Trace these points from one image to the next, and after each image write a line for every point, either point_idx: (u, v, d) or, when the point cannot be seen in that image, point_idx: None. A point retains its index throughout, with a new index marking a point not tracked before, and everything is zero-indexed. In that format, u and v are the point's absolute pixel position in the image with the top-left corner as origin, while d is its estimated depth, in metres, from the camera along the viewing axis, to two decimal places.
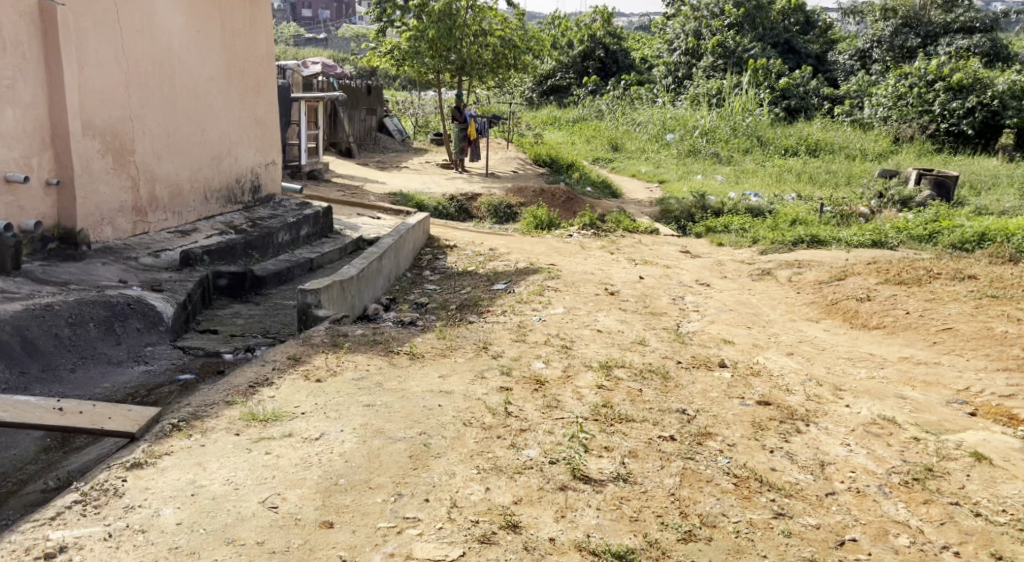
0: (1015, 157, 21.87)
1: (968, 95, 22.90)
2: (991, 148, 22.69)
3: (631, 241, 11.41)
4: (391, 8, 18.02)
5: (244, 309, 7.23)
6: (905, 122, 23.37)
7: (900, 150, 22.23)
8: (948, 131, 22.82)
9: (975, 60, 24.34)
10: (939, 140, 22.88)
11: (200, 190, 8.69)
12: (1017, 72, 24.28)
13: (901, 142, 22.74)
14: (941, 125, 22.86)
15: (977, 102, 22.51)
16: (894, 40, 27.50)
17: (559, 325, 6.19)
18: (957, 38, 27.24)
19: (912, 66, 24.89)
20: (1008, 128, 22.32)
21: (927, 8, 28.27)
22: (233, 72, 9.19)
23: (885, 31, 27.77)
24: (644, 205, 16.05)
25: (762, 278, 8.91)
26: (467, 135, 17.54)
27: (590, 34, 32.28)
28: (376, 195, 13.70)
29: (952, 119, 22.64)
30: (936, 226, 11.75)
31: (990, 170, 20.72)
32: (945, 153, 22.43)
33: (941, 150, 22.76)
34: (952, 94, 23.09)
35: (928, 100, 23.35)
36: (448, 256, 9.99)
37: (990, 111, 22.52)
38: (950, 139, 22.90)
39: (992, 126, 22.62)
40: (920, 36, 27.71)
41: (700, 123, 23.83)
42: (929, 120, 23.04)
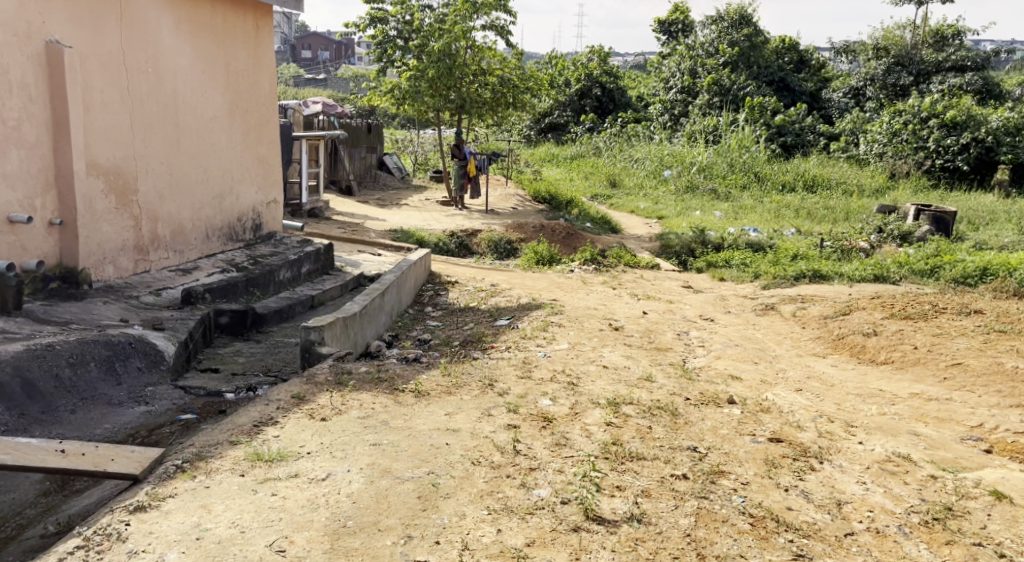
0: (1011, 193, 22.00)
1: (962, 132, 23.09)
2: (987, 184, 22.84)
3: (633, 276, 11.38)
4: (391, 48, 18.11)
5: (246, 348, 7.15)
6: (901, 158, 23.49)
7: (897, 186, 22.30)
8: (944, 166, 22.93)
9: (968, 98, 24.58)
10: (935, 176, 22.94)
11: (202, 229, 8.67)
12: (1010, 109, 24.53)
13: (898, 178, 22.84)
14: (937, 161, 23.03)
15: (971, 138, 22.72)
16: (887, 78, 27.84)
17: (565, 361, 6.13)
18: (949, 77, 27.58)
19: (906, 103, 25.10)
20: (1003, 164, 22.49)
21: (919, 47, 28.67)
22: (236, 112, 9.21)
23: (878, 69, 28.13)
24: (644, 240, 16.06)
25: (766, 312, 8.87)
26: (467, 172, 17.61)
27: (587, 73, 32.53)
28: (377, 232, 13.68)
29: (947, 155, 22.82)
30: (937, 261, 11.76)
31: (987, 205, 20.82)
32: (941, 188, 22.54)
33: (937, 186, 22.88)
34: (946, 131, 23.35)
35: (923, 137, 23.61)
36: (449, 293, 9.94)
37: (985, 147, 22.69)
38: (946, 175, 22.98)
39: (987, 162, 22.80)
40: (913, 74, 28.05)
41: (698, 160, 23.90)
42: (925, 156, 23.20)
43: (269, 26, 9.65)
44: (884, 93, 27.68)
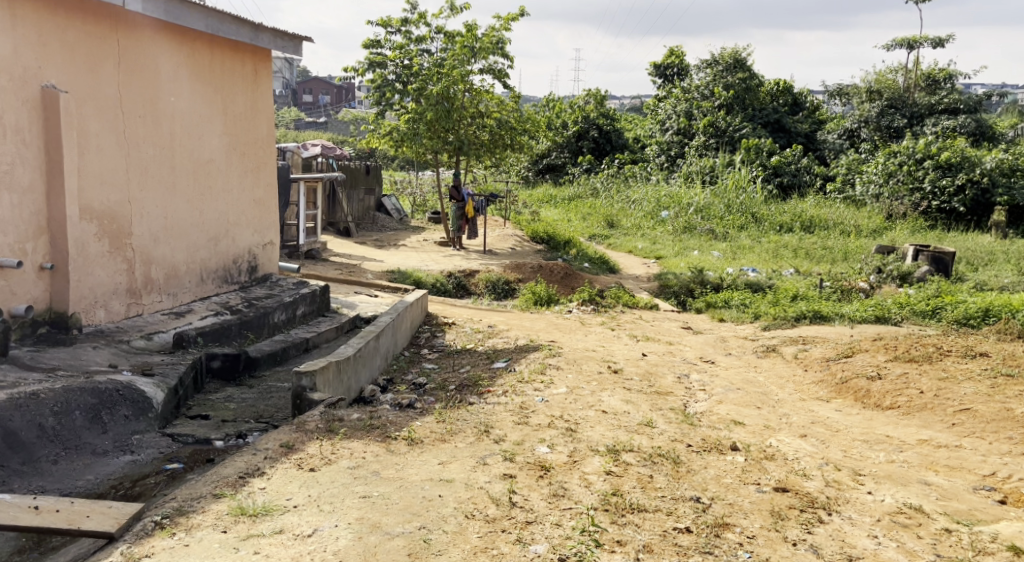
0: (1008, 234, 22.01)
1: (958, 173, 23.21)
2: (984, 225, 22.95)
3: (632, 317, 11.26)
4: (389, 91, 17.71)
5: (237, 393, 7.00)
6: (897, 199, 23.53)
7: (894, 226, 22.30)
8: (940, 207, 23.11)
9: (962, 140, 24.75)
10: (932, 217, 23.17)
11: (196, 272, 8.56)
12: (1004, 151, 24.70)
13: (895, 219, 22.85)
14: (933, 202, 23.13)
15: (967, 179, 22.81)
16: (881, 121, 28.16)
17: (563, 405, 5.98)
18: (943, 119, 27.83)
19: (901, 145, 25.25)
20: (999, 205, 22.67)
21: (911, 90, 29.04)
22: (233, 154, 9.15)
23: (872, 111, 28.47)
24: (642, 280, 15.99)
25: (768, 354, 8.75)
26: (465, 213, 17.60)
27: (583, 115, 32.72)
28: (373, 273, 13.58)
29: (943, 197, 22.93)
30: (938, 302, 11.68)
31: (985, 245, 20.84)
32: (938, 229, 22.57)
33: (934, 227, 22.94)
34: (941, 172, 23.37)
35: (918, 178, 23.62)
36: (446, 334, 9.82)
37: (980, 188, 22.89)
38: (942, 216, 23.18)
39: (983, 203, 22.94)
40: (906, 117, 28.34)
41: (695, 200, 23.90)
42: (921, 197, 23.28)
43: (268, 69, 9.63)
44: (879, 135, 27.98)
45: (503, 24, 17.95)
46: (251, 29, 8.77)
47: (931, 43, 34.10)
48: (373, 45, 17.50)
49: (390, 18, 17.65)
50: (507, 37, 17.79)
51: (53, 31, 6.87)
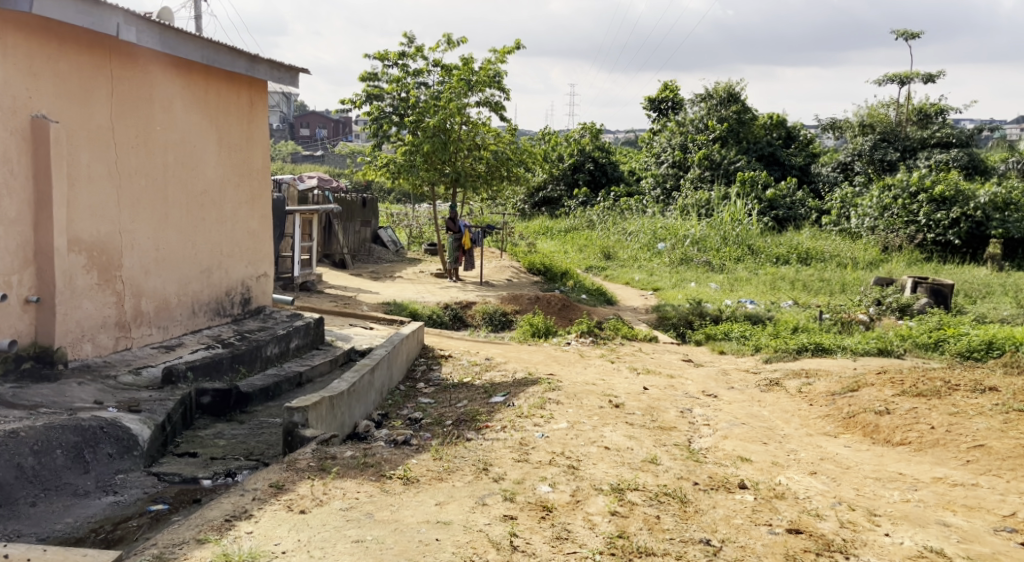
0: (1004, 267, 22.08)
1: (952, 206, 23.27)
2: (979, 258, 23.04)
3: (632, 350, 11.09)
4: (386, 124, 17.69)
5: (227, 429, 6.80)
6: (892, 231, 23.51)
7: (890, 258, 22.23)
8: (935, 240, 23.05)
9: (956, 173, 24.84)
10: (927, 249, 23.08)
11: (187, 304, 8.37)
12: (998, 183, 24.78)
13: (891, 251, 22.81)
14: (928, 234, 23.11)
15: (961, 213, 22.93)
16: (874, 154, 28.39)
17: (564, 441, 5.79)
18: (936, 153, 27.96)
19: (895, 178, 25.30)
20: (993, 238, 22.78)
21: (903, 124, 29.26)
22: (228, 185, 9.01)
23: (865, 145, 28.69)
24: (640, 312, 15.84)
25: (771, 388, 8.57)
26: (461, 244, 17.49)
27: (579, 148, 32.77)
28: (369, 306, 13.41)
29: (938, 229, 22.93)
30: (941, 334, 11.56)
31: (981, 278, 20.80)
32: (934, 261, 22.52)
33: (930, 259, 22.89)
34: (935, 206, 23.49)
35: (913, 211, 23.63)
36: (442, 367, 9.64)
37: (975, 222, 22.97)
38: (938, 249, 23.09)
39: (977, 235, 23.04)
40: (899, 150, 28.52)
41: (691, 233, 23.84)
42: (916, 230, 23.25)
43: (264, 99, 9.51)
44: (872, 168, 28.18)
45: (500, 57, 17.96)
46: (247, 60, 8.67)
47: (922, 78, 34.30)
48: (369, 78, 17.46)
49: (387, 51, 17.64)
50: (503, 71, 17.80)
51: (44, 61, 6.75)
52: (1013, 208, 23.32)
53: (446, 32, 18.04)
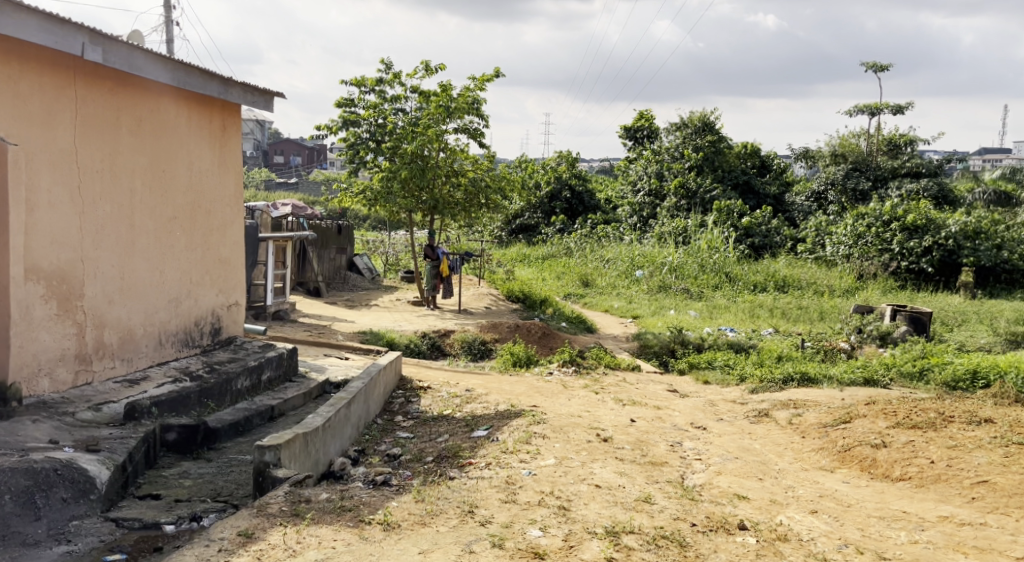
0: (976, 295, 22.18)
1: (924, 235, 23.37)
2: (952, 286, 23.02)
3: (615, 380, 10.82)
4: (362, 150, 17.38)
5: (194, 468, 6.46)
6: (867, 259, 23.57)
7: (865, 286, 22.22)
8: (909, 268, 23.11)
9: (927, 202, 25.01)
10: (900, 277, 23.12)
11: (153, 335, 8.02)
12: (969, 213, 24.93)
13: (866, 279, 22.83)
14: (902, 263, 23.17)
15: (933, 241, 22.94)
16: (847, 183, 28.53)
17: (552, 479, 5.51)
18: (906, 183, 28.12)
19: (867, 207, 25.41)
20: (966, 266, 22.75)
21: (874, 154, 29.46)
22: (199, 211, 8.71)
23: (838, 174, 28.84)
24: (621, 340, 15.62)
25: (761, 419, 8.33)
26: (439, 272, 17.21)
27: (556, 176, 32.71)
28: (344, 335, 13.06)
29: (911, 257, 22.99)
30: (925, 364, 11.40)
31: (956, 306, 20.84)
32: (909, 289, 22.55)
33: (904, 287, 22.93)
34: (908, 234, 23.56)
35: (886, 239, 23.74)
36: (421, 399, 9.32)
37: (946, 250, 22.95)
38: (911, 277, 23.11)
39: (949, 264, 23.04)
40: (871, 180, 28.70)
41: (669, 260, 23.72)
42: (890, 258, 23.32)
43: (237, 123, 9.24)
44: (844, 198, 28.43)
45: (478, 84, 17.81)
46: (221, 82, 8.41)
47: (892, 110, 34.83)
48: (346, 103, 17.21)
49: (363, 77, 17.42)
50: (482, 97, 17.65)
51: (5, 81, 6.45)
52: (983, 237, 23.42)
53: (424, 58, 17.88)
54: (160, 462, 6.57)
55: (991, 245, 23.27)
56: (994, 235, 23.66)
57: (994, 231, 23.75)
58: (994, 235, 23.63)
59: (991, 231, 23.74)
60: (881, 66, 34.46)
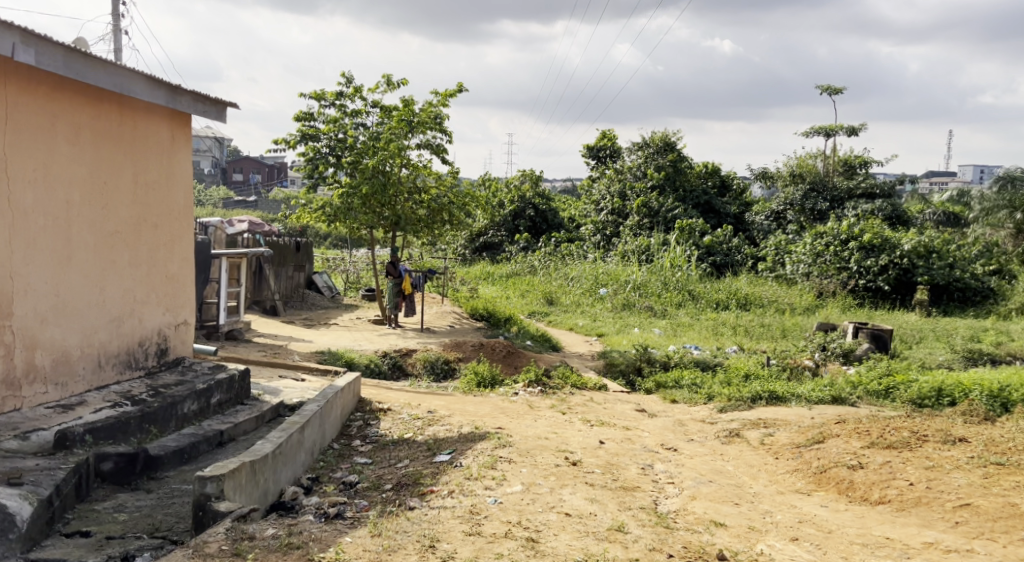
0: (932, 313, 22.37)
1: (880, 253, 23.59)
2: (908, 304, 23.21)
3: (582, 399, 10.55)
4: (322, 164, 17.01)
5: (130, 501, 6.16)
6: (826, 278, 23.69)
7: (825, 304, 22.28)
8: (866, 286, 23.30)
9: (882, 222, 25.32)
10: (859, 295, 23.30)
11: (93, 357, 7.63)
12: (924, 233, 25.23)
13: (825, 297, 22.91)
14: (859, 281, 23.37)
15: (889, 260, 23.18)
16: (805, 203, 28.76)
17: (520, 507, 5.22)
18: (862, 203, 28.41)
19: (826, 226, 25.61)
20: (921, 285, 23.04)
21: (831, 175, 29.75)
22: (144, 225, 8.42)
23: (796, 194, 29.06)
24: (586, 359, 15.38)
25: (732, 440, 8.11)
26: (401, 290, 16.87)
27: (519, 195, 32.53)
28: (301, 355, 12.66)
29: (868, 276, 23.22)
30: (892, 381, 11.29)
31: (914, 324, 20.96)
32: (867, 307, 22.67)
33: (863, 305, 23.07)
34: (865, 252, 23.78)
35: (844, 258, 23.93)
36: (381, 421, 8.97)
37: (902, 269, 23.20)
38: (869, 295, 23.33)
39: (905, 282, 23.28)
40: (828, 200, 28.95)
41: (632, 278, 23.59)
42: (848, 276, 23.51)
43: (186, 135, 9.06)
44: (804, 217, 28.63)
45: (441, 100, 17.58)
46: (168, 91, 8.26)
47: (848, 131, 35.29)
48: (305, 117, 16.84)
49: (323, 91, 17.09)
50: (445, 113, 17.41)
51: None
52: (937, 256, 23.74)
53: (385, 73, 17.60)
54: (93, 493, 6.22)
55: (945, 263, 23.59)
56: (946, 254, 24.01)
57: (947, 250, 24.13)
58: (947, 255, 23.96)
59: (944, 250, 24.10)
60: (837, 88, 34.85)
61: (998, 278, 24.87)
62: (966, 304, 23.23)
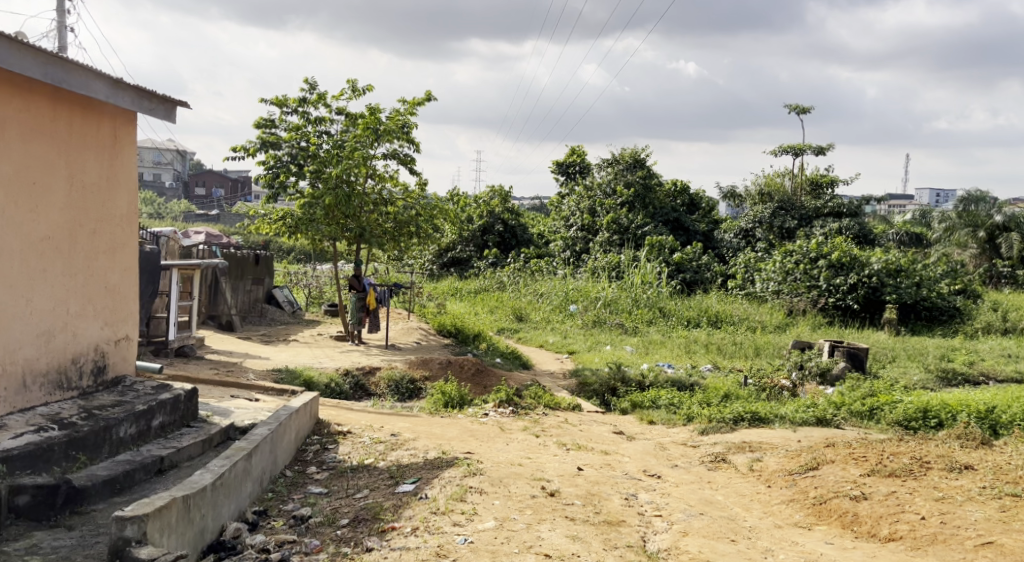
0: (900, 331, 22.15)
1: (849, 272, 23.40)
2: (877, 322, 22.99)
3: (556, 420, 9.97)
4: (284, 173, 16.28)
5: (47, 540, 5.79)
6: (796, 296, 23.42)
7: (795, 322, 21.95)
8: (836, 305, 23.02)
9: (849, 241, 25.18)
10: (828, 314, 23.04)
11: (14, 374, 7.22)
12: (891, 252, 25.11)
13: (796, 315, 22.60)
14: (829, 299, 23.07)
15: (858, 278, 23.02)
16: (774, 221, 28.53)
17: (492, 548, 4.75)
18: (829, 221, 28.29)
19: (794, 245, 25.44)
20: (889, 303, 22.84)
21: (799, 194, 29.62)
22: (79, 231, 7.97)
23: (764, 212, 28.82)
24: (558, 377, 14.80)
25: (718, 466, 7.60)
26: (365, 304, 16.21)
27: (489, 210, 31.90)
28: (257, 373, 11.98)
29: (837, 294, 22.96)
30: (876, 402, 10.83)
31: (884, 343, 20.68)
32: (837, 326, 22.39)
33: (832, 324, 22.78)
34: (834, 271, 23.62)
35: (813, 276, 23.75)
36: (339, 446, 8.36)
37: (871, 288, 23.03)
38: (838, 314, 23.06)
39: (874, 301, 23.06)
40: (797, 218, 28.78)
41: (603, 295, 23.08)
42: (817, 295, 23.24)
43: (131, 136, 8.64)
44: (772, 235, 28.39)
45: (408, 108, 17.05)
46: (109, 83, 7.86)
47: (814, 150, 35.25)
48: (266, 124, 16.20)
49: (285, 97, 16.47)
50: (412, 121, 16.87)
51: None
52: (904, 275, 23.66)
53: (350, 79, 17.06)
54: (4, 531, 5.84)
55: (911, 282, 23.49)
56: (913, 272, 23.91)
57: (913, 269, 24.04)
58: (914, 274, 23.86)
59: (911, 269, 24.00)
60: (804, 108, 34.80)
61: (964, 297, 24.77)
62: (935, 323, 23.06)
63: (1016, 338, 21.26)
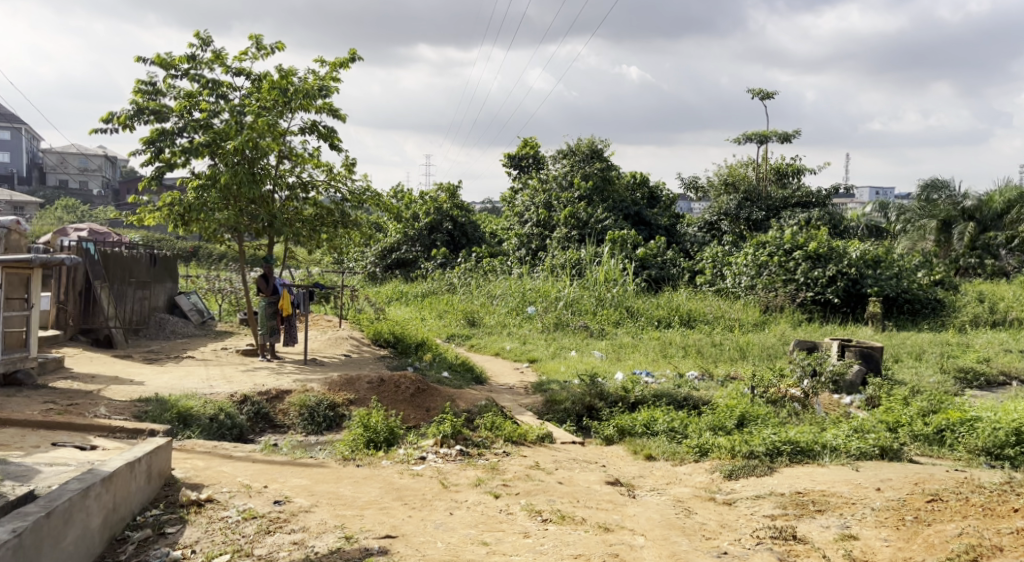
0: (886, 327, 19.65)
1: (827, 264, 20.91)
2: (860, 318, 20.51)
3: (523, 466, 7.02)
4: (170, 149, 13.06)
5: None
6: (772, 291, 20.71)
7: (773, 319, 19.22)
8: (814, 299, 20.52)
9: (825, 228, 22.63)
10: (806, 310, 20.49)
11: None
12: (871, 241, 22.67)
13: (773, 312, 19.87)
14: (807, 294, 20.55)
15: (837, 270, 20.54)
16: (740, 213, 26.00)
17: None
18: (799, 212, 25.85)
19: (766, 234, 22.68)
20: (872, 296, 20.36)
21: (764, 183, 27.15)
22: None
23: (730, 204, 26.24)
24: (519, 393, 11.86)
25: (791, 549, 4.80)
26: (277, 310, 13.10)
27: (436, 206, 28.55)
28: (112, 407, 8.87)
29: (816, 288, 20.49)
30: (943, 422, 8.08)
31: (877, 341, 18.10)
32: (817, 322, 19.85)
33: (811, 320, 20.25)
34: (811, 263, 21.05)
35: (789, 269, 21.10)
36: (184, 530, 5.34)
37: (850, 279, 20.57)
38: (817, 309, 20.57)
39: (855, 294, 20.60)
40: (763, 210, 26.30)
41: (563, 294, 20.20)
42: (794, 289, 20.62)
43: None
44: (740, 228, 25.78)
45: (329, 71, 14.05)
46: None
47: (778, 138, 32.69)
48: (148, 90, 13.05)
49: (170, 56, 13.35)
50: (332, 87, 13.88)
51: None
52: (883, 266, 21.23)
53: (255, 35, 14.03)
54: None
55: (891, 273, 21.03)
56: (893, 263, 21.47)
57: (892, 259, 21.64)
58: (893, 264, 21.42)
59: (890, 259, 21.59)
60: (768, 92, 32.35)
61: (943, 289, 22.38)
62: (919, 317, 20.55)
63: (1011, 330, 18.83)
